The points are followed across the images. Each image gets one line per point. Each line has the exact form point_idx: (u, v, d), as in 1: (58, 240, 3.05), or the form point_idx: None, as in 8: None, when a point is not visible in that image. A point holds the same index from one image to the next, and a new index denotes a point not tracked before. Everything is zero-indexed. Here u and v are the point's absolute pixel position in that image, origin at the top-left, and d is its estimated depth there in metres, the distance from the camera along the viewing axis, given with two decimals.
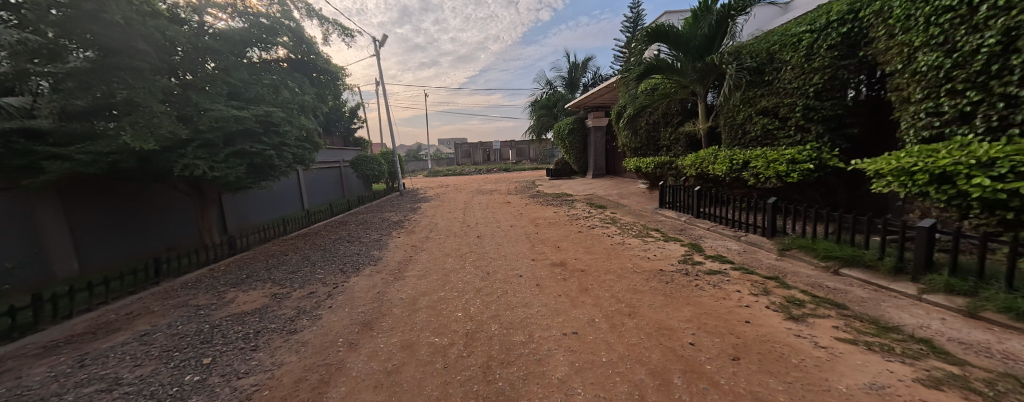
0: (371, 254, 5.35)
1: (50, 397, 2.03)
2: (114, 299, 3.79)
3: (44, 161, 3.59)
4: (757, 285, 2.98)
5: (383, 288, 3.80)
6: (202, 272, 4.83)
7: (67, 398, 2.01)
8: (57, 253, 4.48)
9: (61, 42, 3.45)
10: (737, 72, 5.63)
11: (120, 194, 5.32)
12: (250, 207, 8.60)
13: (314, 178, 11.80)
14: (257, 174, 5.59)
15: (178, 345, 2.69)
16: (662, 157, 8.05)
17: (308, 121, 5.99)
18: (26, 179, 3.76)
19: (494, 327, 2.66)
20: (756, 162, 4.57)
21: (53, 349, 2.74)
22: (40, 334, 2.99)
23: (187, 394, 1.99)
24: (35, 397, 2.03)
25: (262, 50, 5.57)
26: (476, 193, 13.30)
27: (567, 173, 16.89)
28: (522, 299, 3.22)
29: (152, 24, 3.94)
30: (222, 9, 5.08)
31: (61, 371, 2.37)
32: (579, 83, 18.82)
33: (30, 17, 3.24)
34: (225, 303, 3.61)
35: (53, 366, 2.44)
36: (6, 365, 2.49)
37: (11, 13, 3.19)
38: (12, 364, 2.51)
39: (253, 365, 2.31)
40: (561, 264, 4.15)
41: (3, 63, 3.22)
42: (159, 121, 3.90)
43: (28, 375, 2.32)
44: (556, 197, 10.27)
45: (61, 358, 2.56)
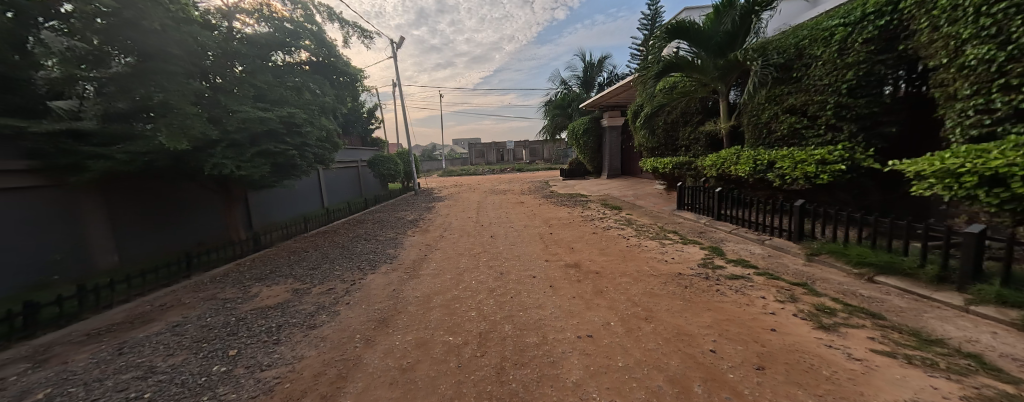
0: (387, 252, 5.45)
1: (93, 382, 2.16)
2: (150, 291, 4.01)
3: (89, 160, 3.85)
4: (783, 291, 2.85)
5: (398, 286, 3.85)
6: (229, 266, 5.05)
7: (108, 384, 2.13)
8: (100, 246, 4.79)
9: (104, 49, 3.67)
10: (763, 68, 5.44)
11: (154, 192, 5.63)
12: (273, 204, 8.90)
13: (332, 177, 12.13)
14: (279, 174, 5.79)
15: (206, 336, 2.81)
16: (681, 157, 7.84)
17: (328, 122, 6.14)
18: (72, 177, 4.04)
19: (507, 328, 2.65)
20: (783, 162, 4.39)
21: (96, 336, 2.93)
22: (85, 322, 3.21)
23: (215, 384, 2.07)
24: (79, 382, 2.17)
25: (286, 53, 5.81)
26: (490, 193, 13.34)
27: (581, 173, 16.82)
28: (535, 300, 3.20)
29: (186, 30, 4.13)
30: (249, 14, 5.33)
31: (102, 357, 2.52)
32: (595, 82, 18.55)
33: (79, 25, 3.48)
34: (250, 297, 3.76)
35: (95, 353, 2.61)
36: (58, 350, 2.69)
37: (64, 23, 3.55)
38: (59, 349, 2.70)
39: (274, 358, 2.39)
40: (576, 265, 4.11)
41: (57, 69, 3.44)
42: (191, 122, 4.13)
43: (74, 361, 2.49)
44: (571, 197, 10.18)
45: (102, 346, 2.73)
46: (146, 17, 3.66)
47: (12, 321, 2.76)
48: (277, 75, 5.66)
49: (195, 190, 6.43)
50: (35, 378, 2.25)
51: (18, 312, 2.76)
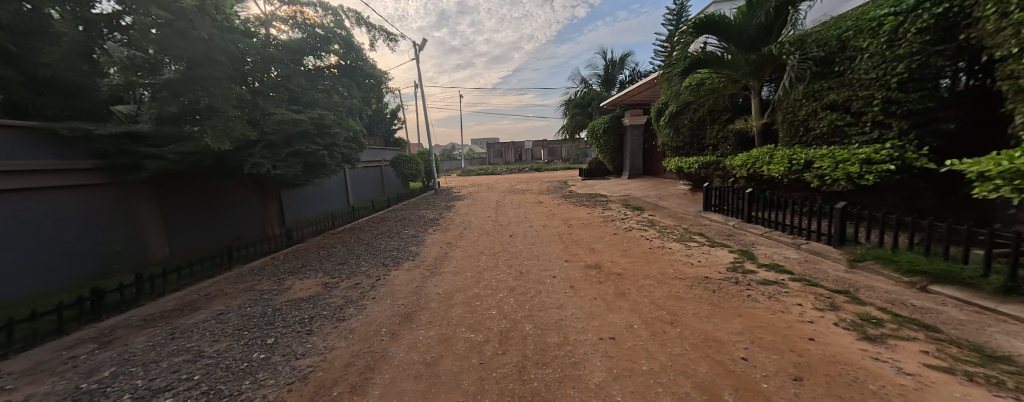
0: (409, 249, 5.59)
1: (150, 363, 2.36)
2: (197, 280, 4.32)
3: (145, 160, 4.20)
4: (822, 299, 2.69)
5: (421, 283, 3.94)
6: (265, 260, 5.36)
7: (162, 365, 2.32)
8: (153, 238, 5.20)
9: (158, 57, 4.01)
10: (800, 62, 5.16)
11: (200, 189, 6.05)
12: (303, 202, 9.33)
13: (357, 176, 12.56)
14: (310, 173, 6.06)
15: (246, 325, 3.00)
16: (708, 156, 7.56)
17: (355, 123, 6.35)
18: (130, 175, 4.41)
19: (528, 327, 2.66)
20: (822, 162, 4.15)
21: (151, 321, 3.19)
22: (142, 308, 3.51)
23: (256, 370, 2.21)
24: (139, 363, 2.38)
25: (317, 58, 6.06)
26: (509, 192, 13.38)
27: (601, 173, 16.56)
28: (555, 300, 3.18)
29: (230, 37, 4.41)
30: (284, 22, 5.65)
31: (158, 341, 2.75)
32: (616, 80, 18.17)
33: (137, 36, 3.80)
34: (285, 289, 3.97)
35: (151, 337, 2.84)
36: (120, 332, 2.96)
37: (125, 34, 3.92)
38: (121, 332, 2.96)
39: (307, 347, 2.51)
40: (596, 266, 4.05)
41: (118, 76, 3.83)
42: (233, 124, 4.40)
43: (134, 343, 2.73)
44: (591, 197, 10.03)
45: (157, 330, 2.97)
46: (195, 27, 3.98)
47: (82, 305, 3.07)
48: (309, 79, 5.92)
49: (235, 187, 6.85)
50: (102, 358, 2.49)
51: (86, 297, 3.06)
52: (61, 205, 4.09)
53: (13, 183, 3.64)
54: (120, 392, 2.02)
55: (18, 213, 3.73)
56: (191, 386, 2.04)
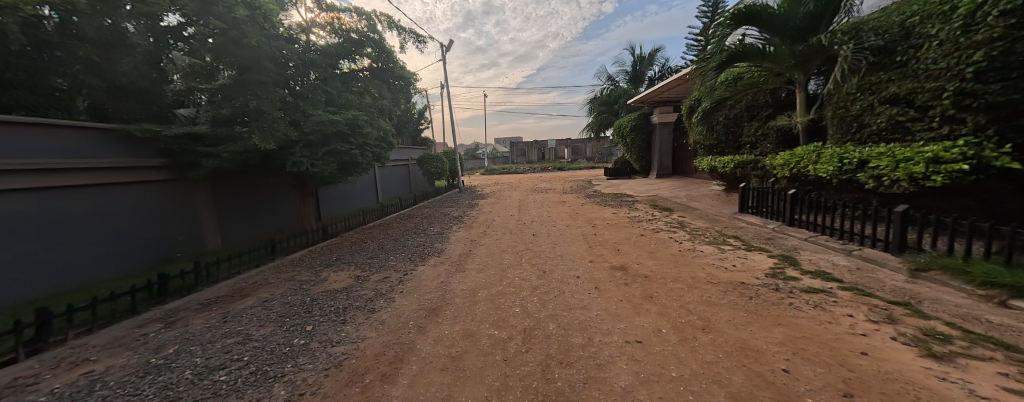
0: (435, 245, 5.73)
1: (206, 343, 2.60)
2: (245, 269, 4.67)
3: (205, 159, 4.64)
4: (877, 311, 2.46)
5: (446, 278, 4.02)
6: (304, 252, 5.70)
7: (217, 346, 2.54)
8: (208, 230, 5.69)
9: (215, 64, 4.54)
10: (854, 53, 4.83)
11: (248, 185, 6.53)
12: (337, 198, 9.81)
13: (386, 174, 13.04)
14: (345, 171, 6.36)
15: (288, 312, 3.20)
16: (746, 155, 7.13)
17: (385, 123, 6.57)
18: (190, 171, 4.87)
19: (551, 326, 2.64)
20: (878, 161, 3.80)
21: (208, 305, 3.51)
22: (200, 293, 3.87)
23: (296, 354, 2.36)
24: (196, 343, 2.63)
25: (350, 61, 6.33)
26: (533, 191, 13.34)
27: (628, 172, 16.16)
28: (579, 300, 3.14)
29: (275, 44, 4.82)
30: (322, 28, 5.93)
31: (212, 323, 3.01)
32: (645, 77, 17.58)
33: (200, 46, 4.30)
34: (321, 280, 4.20)
35: (207, 319, 3.12)
36: (182, 314, 3.28)
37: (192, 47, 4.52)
38: (183, 314, 3.28)
39: (342, 336, 2.65)
40: (622, 268, 3.94)
41: (181, 82, 4.52)
42: (276, 125, 4.73)
43: (193, 324, 3.01)
44: (617, 197, 9.79)
45: (212, 314, 3.25)
46: (246, 36, 4.42)
47: (151, 289, 3.44)
48: (344, 81, 6.19)
49: (279, 184, 7.34)
50: (167, 337, 2.78)
51: (155, 281, 3.42)
52: (133, 199, 4.58)
53: (94, 178, 4.13)
54: (183, 368, 2.25)
55: (99, 206, 4.22)
56: (242, 366, 2.23)
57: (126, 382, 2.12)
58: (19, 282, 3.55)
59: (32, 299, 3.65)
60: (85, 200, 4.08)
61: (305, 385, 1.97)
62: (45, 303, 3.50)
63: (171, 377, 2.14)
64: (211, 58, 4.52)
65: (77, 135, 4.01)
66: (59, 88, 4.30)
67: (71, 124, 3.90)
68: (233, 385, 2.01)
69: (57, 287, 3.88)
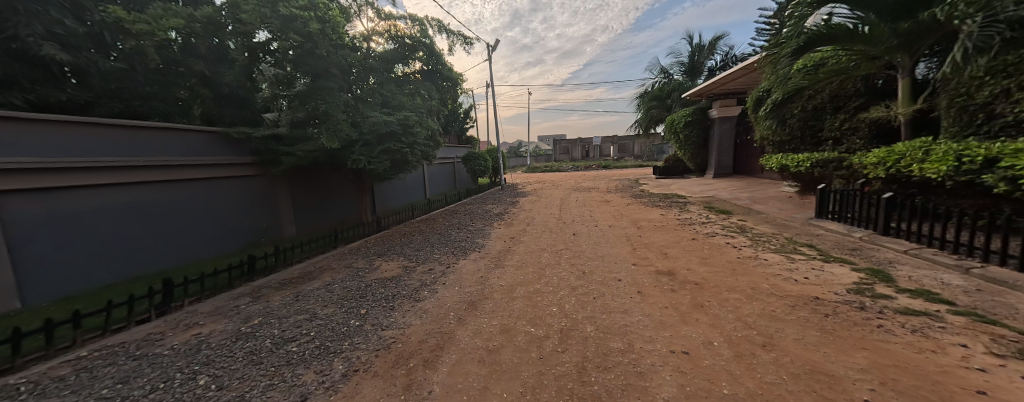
0: (476, 241, 5.83)
1: (282, 319, 3.05)
2: (311, 255, 5.17)
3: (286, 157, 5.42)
4: (1002, 342, 2.00)
5: (485, 273, 4.08)
6: (360, 242, 6.10)
7: (289, 322, 2.97)
8: (285, 219, 6.47)
9: (293, 73, 5.27)
10: (984, 27, 3.82)
11: (314, 180, 7.19)
12: (390, 194, 10.41)
13: (433, 171, 13.57)
14: (395, 168, 6.71)
15: (347, 295, 3.52)
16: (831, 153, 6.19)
17: (434, 123, 6.78)
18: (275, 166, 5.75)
19: (589, 328, 2.55)
20: (1011, 159, 3.02)
21: (286, 284, 4.05)
22: (279, 273, 4.45)
23: (350, 335, 2.66)
24: (274, 317, 3.10)
25: (404, 64, 6.63)
26: (573, 189, 13.10)
27: (679, 171, 15.27)
28: (620, 304, 3.00)
29: (342, 53, 5.37)
30: (381, 36, 6.37)
31: (287, 301, 3.48)
32: (703, 68, 15.78)
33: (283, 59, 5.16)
34: (375, 269, 4.49)
35: (283, 297, 3.61)
36: (265, 290, 3.86)
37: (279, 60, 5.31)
38: (268, 290, 3.86)
39: (391, 321, 2.87)
40: (669, 273, 3.69)
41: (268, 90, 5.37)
42: (340, 126, 5.17)
43: (272, 301, 3.52)
44: (664, 198, 9.25)
45: (287, 292, 3.74)
46: (319, 47, 5.06)
47: (242, 268, 4.11)
48: (398, 84, 6.52)
49: (341, 178, 7.97)
50: (253, 310, 3.31)
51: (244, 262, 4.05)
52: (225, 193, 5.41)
53: (198, 173, 5.01)
54: (264, 337, 2.73)
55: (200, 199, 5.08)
56: (309, 340, 2.62)
57: (223, 344, 2.66)
58: (148, 258, 4.52)
59: (158, 271, 4.63)
60: (190, 193, 4.96)
61: (358, 362, 2.27)
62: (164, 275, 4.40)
63: (256, 345, 2.61)
64: (292, 69, 5.26)
65: (186, 137, 4.90)
66: (182, 98, 6.13)
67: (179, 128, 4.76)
68: (300, 356, 2.40)
69: (175, 262, 4.85)
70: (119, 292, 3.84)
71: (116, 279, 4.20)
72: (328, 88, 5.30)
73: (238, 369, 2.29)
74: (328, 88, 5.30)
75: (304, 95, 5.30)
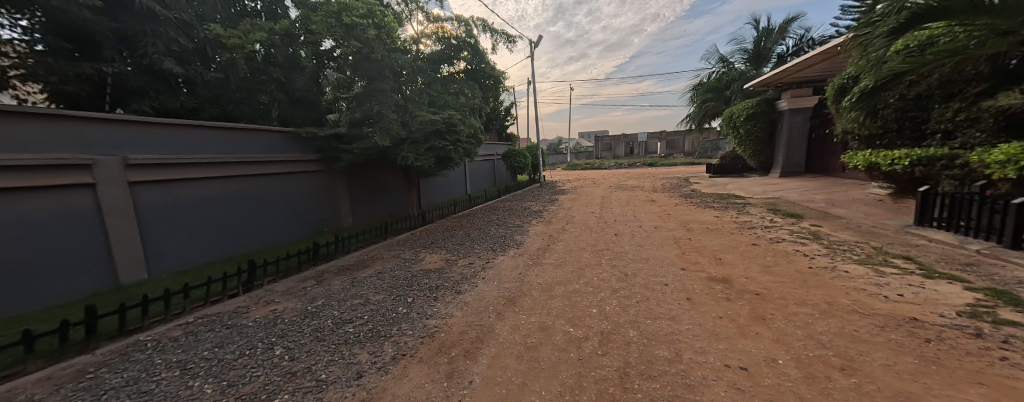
0: (514, 237, 5.86)
1: (340, 301, 3.32)
2: (365, 245, 5.56)
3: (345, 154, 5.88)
4: None
5: (524, 270, 4.08)
6: (407, 235, 6.43)
7: (346, 305, 3.22)
8: (343, 211, 7.04)
9: (352, 77, 5.68)
10: None
11: (368, 175, 7.72)
12: (434, 189, 10.84)
13: (474, 168, 13.89)
14: (440, 165, 6.96)
15: (395, 283, 3.74)
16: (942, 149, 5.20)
17: (476, 121, 6.92)
18: (336, 162, 6.28)
19: (633, 333, 2.43)
20: None
21: (344, 269, 4.42)
22: (338, 259, 4.85)
23: (398, 321, 2.81)
24: (334, 299, 3.39)
25: (449, 64, 6.84)
26: (616, 188, 12.61)
27: (738, 169, 13.98)
28: (667, 310, 2.82)
29: (395, 56, 5.66)
30: (429, 38, 6.61)
31: (344, 285, 3.79)
32: (770, 55, 14.11)
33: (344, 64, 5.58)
34: (420, 260, 4.72)
35: (341, 281, 3.93)
36: (327, 274, 4.24)
37: (340, 67, 5.75)
38: (329, 274, 4.25)
39: (435, 310, 2.99)
40: (723, 280, 3.39)
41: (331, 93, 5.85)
42: (391, 126, 5.50)
43: (333, 284, 3.85)
44: (719, 198, 8.53)
45: (345, 277, 4.08)
46: (374, 51, 5.40)
47: (308, 253, 4.53)
48: (444, 84, 6.74)
49: (392, 174, 8.46)
50: (317, 292, 3.65)
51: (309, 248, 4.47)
52: (295, 185, 6.01)
53: (274, 168, 5.62)
54: (327, 317, 3.00)
55: (276, 190, 5.69)
56: (363, 323, 2.82)
57: (294, 320, 2.97)
58: (238, 242, 5.20)
59: (245, 252, 5.30)
60: (268, 186, 5.59)
61: (405, 347, 2.39)
62: (249, 257, 5.01)
63: (319, 323, 2.87)
64: (350, 73, 5.66)
65: (267, 135, 5.52)
66: (262, 103, 7.03)
67: (261, 128, 5.38)
68: (356, 337, 2.60)
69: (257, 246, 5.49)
70: (215, 269, 4.48)
71: (214, 258, 4.90)
72: (381, 90, 5.63)
73: (304, 344, 2.54)
74: (381, 90, 5.63)
75: (360, 97, 5.69)
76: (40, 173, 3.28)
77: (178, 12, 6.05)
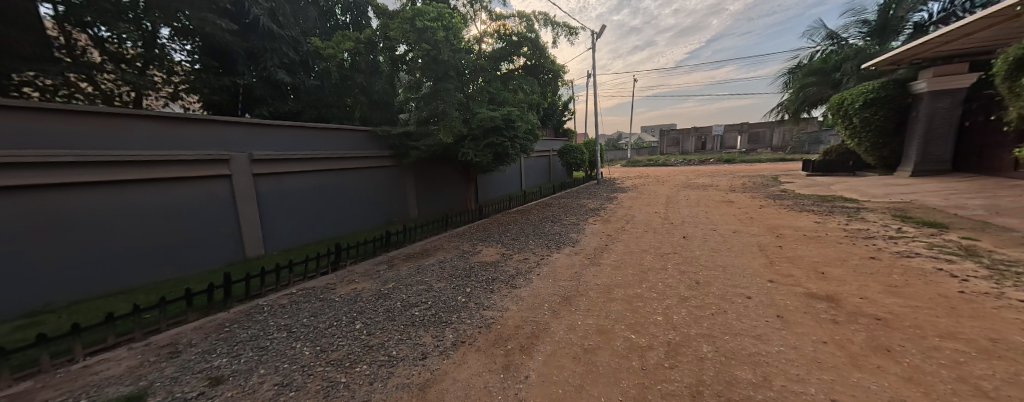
0: (570, 235, 5.70)
1: (407, 286, 3.59)
2: (429, 235, 5.94)
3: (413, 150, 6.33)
4: None
5: (580, 269, 3.94)
6: (466, 227, 6.70)
7: (412, 290, 3.47)
8: (411, 203, 7.61)
9: (420, 79, 6.07)
10: None
11: (432, 170, 8.22)
12: (491, 184, 11.12)
13: (530, 164, 13.91)
14: (499, 161, 7.08)
15: (455, 273, 3.92)
16: None
17: (534, 116, 6.89)
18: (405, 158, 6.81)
19: (707, 348, 2.17)
20: None
21: (411, 257, 4.77)
22: (406, 247, 5.26)
23: (458, 310, 2.93)
24: (403, 283, 3.68)
25: (509, 61, 6.87)
26: (684, 186, 11.51)
27: (846, 165, 11.76)
28: (749, 326, 2.46)
29: (458, 57, 5.89)
30: (490, 36, 6.72)
31: (410, 271, 4.09)
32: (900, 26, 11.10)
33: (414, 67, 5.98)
34: (477, 252, 4.87)
35: (408, 268, 4.25)
36: (397, 260, 4.63)
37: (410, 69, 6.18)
38: (399, 260, 4.62)
39: (492, 302, 3.05)
40: (825, 298, 2.84)
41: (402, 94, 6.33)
42: (454, 123, 5.75)
43: (402, 270, 4.19)
44: (817, 201, 7.22)
45: (411, 264, 4.40)
46: (440, 53, 5.68)
47: (381, 240, 4.98)
48: (503, 81, 6.80)
49: (453, 169, 8.90)
50: (389, 275, 4.00)
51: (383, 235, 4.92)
52: (373, 179, 6.66)
53: (356, 163, 6.29)
54: (396, 299, 3.25)
55: (358, 182, 6.38)
56: (428, 308, 3.01)
57: (370, 299, 3.29)
58: (329, 227, 5.95)
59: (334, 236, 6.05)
60: (352, 179, 6.28)
61: (465, 335, 2.48)
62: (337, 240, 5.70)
63: (390, 304, 3.13)
64: (420, 74, 6.11)
65: (350, 134, 6.17)
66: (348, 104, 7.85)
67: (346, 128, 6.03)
68: (421, 320, 2.77)
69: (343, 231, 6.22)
70: (311, 250, 5.19)
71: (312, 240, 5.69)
72: (445, 89, 5.90)
73: (378, 321, 2.80)
74: (445, 90, 5.91)
75: (427, 97, 6.06)
76: (192, 165, 4.15)
77: (288, 29, 7.11)
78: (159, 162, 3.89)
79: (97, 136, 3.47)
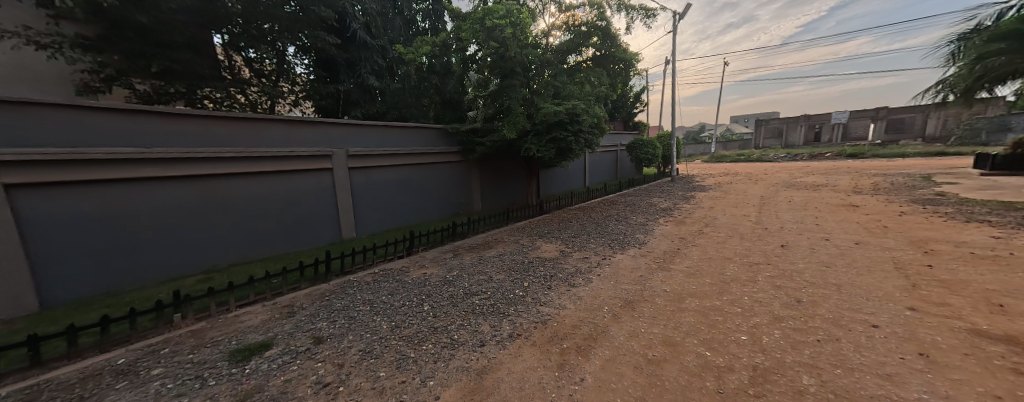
0: (637, 236, 5.27)
1: (469, 275, 3.69)
2: (490, 228, 6.03)
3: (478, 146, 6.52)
4: None
5: (647, 274, 3.60)
6: (525, 222, 6.66)
7: (471, 279, 3.55)
8: (474, 195, 7.85)
9: (487, 76, 6.20)
10: None
11: (495, 165, 8.36)
12: (551, 180, 10.95)
13: (594, 160, 13.32)
14: (562, 157, 6.87)
15: (514, 267, 3.91)
16: None
17: (600, 109, 6.57)
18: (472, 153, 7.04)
19: (806, 379, 1.78)
20: None
21: (473, 248, 4.90)
22: (469, 238, 5.43)
23: (516, 303, 2.90)
24: (467, 272, 3.78)
25: (576, 54, 6.61)
26: (779, 186, 9.86)
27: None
28: (869, 359, 1.96)
29: (525, 52, 5.85)
30: (558, 29, 6.54)
31: (472, 261, 4.20)
32: None
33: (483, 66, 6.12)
34: (536, 248, 4.80)
35: (469, 257, 4.37)
36: (461, 250, 4.80)
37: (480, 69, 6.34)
38: (463, 250, 4.78)
39: (549, 299, 2.95)
40: (998, 339, 2.11)
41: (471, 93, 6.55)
42: (518, 120, 5.76)
43: (466, 259, 4.31)
44: (984, 210, 5.49)
45: (472, 254, 4.52)
46: (507, 49, 5.70)
47: (448, 230, 5.23)
48: (570, 74, 6.57)
49: (515, 165, 8.93)
50: (454, 264, 4.16)
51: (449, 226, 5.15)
52: (441, 172, 7.02)
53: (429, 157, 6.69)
54: (460, 287, 3.35)
55: (429, 175, 6.79)
56: (487, 298, 3.04)
57: (437, 285, 3.45)
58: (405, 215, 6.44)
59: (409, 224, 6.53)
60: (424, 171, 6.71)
61: (521, 328, 2.44)
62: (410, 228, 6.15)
63: (455, 291, 3.24)
64: (487, 73, 6.21)
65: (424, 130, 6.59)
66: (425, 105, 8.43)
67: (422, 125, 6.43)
68: (480, 309, 2.81)
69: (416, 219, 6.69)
70: (389, 235, 5.68)
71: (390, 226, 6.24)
72: (511, 86, 5.92)
73: (445, 305, 2.91)
74: (511, 86, 5.94)
75: (493, 94, 6.16)
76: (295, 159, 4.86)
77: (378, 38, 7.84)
78: (285, 157, 4.66)
79: (244, 136, 4.28)
